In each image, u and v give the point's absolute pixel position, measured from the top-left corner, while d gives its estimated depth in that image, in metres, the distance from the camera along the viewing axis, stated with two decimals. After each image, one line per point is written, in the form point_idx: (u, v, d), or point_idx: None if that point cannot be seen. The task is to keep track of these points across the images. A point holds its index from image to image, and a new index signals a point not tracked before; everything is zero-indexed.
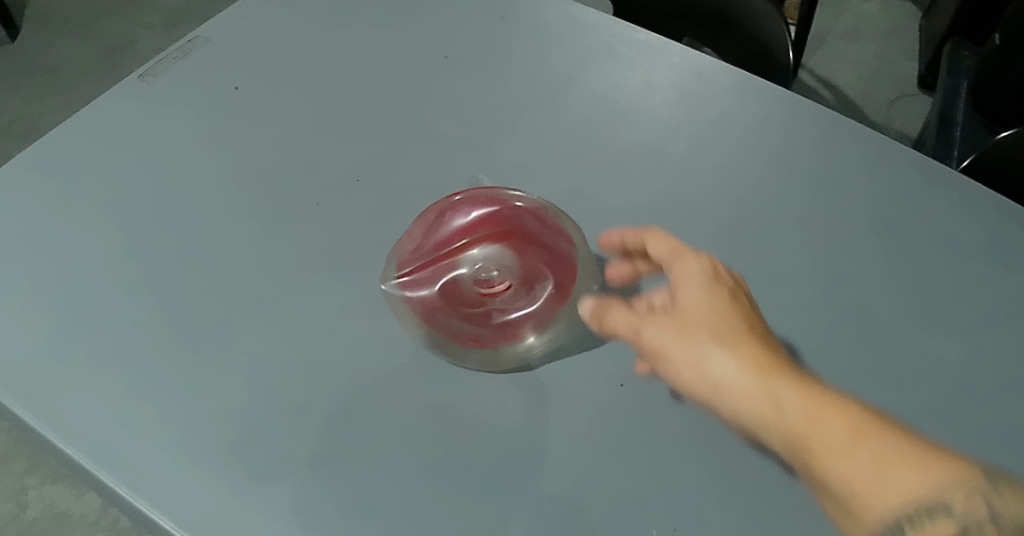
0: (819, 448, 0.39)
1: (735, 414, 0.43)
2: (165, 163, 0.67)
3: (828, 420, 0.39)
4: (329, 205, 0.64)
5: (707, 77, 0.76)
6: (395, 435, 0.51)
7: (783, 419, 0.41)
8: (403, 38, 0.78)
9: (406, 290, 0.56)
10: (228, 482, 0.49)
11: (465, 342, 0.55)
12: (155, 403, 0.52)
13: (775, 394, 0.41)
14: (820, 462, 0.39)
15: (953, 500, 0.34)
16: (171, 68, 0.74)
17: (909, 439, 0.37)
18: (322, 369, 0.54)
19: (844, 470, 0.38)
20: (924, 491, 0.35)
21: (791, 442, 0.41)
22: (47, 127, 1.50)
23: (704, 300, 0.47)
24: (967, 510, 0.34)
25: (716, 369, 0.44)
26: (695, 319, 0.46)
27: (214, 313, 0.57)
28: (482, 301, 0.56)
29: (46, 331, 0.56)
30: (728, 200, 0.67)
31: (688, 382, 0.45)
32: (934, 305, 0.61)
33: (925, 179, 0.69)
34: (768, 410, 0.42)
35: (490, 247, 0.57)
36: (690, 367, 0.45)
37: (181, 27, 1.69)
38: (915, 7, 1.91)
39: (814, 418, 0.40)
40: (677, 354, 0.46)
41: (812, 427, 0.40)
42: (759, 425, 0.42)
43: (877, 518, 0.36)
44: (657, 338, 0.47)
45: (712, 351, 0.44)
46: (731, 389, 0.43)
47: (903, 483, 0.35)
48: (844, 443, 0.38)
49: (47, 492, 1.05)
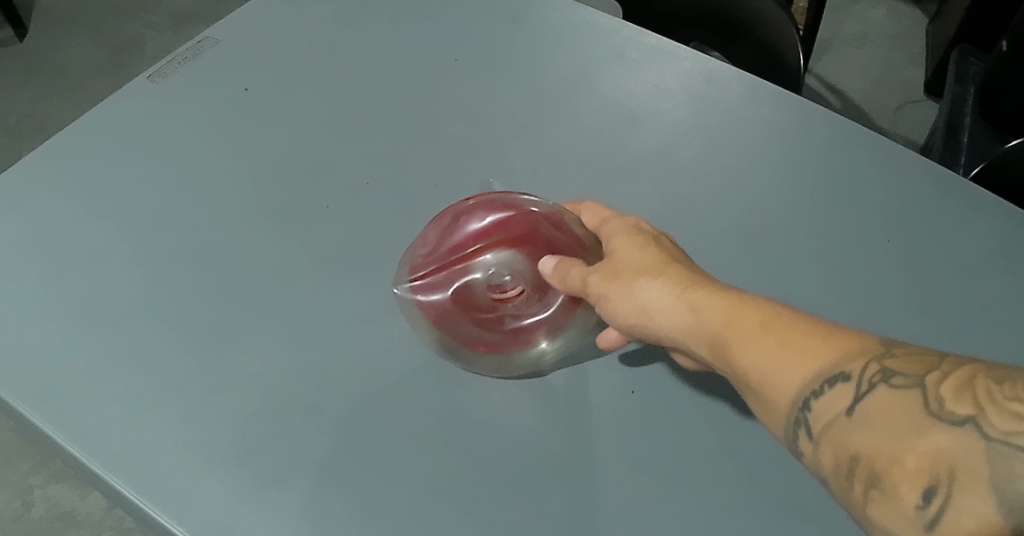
0: (730, 339, 0.39)
1: (665, 331, 0.45)
2: (175, 164, 0.67)
3: (741, 310, 0.40)
4: (338, 207, 0.64)
5: (717, 82, 0.76)
6: (405, 440, 0.51)
7: (701, 322, 0.42)
8: (413, 41, 0.78)
9: (418, 294, 0.55)
10: (238, 486, 0.49)
11: (477, 348, 0.54)
12: (164, 405, 0.52)
13: (691, 302, 0.43)
14: (728, 343, 0.39)
15: (849, 366, 0.33)
16: (181, 69, 0.74)
17: (815, 322, 0.37)
18: (331, 373, 0.54)
19: (750, 357, 0.38)
20: (818, 364, 0.34)
21: (708, 348, 0.41)
22: (55, 126, 1.50)
23: (642, 253, 0.48)
24: (864, 372, 0.32)
25: (651, 304, 0.45)
26: (629, 267, 0.48)
27: (223, 315, 0.57)
28: (495, 306, 0.55)
29: (56, 333, 0.56)
30: (739, 206, 0.67)
31: (625, 314, 0.47)
32: (945, 314, 0.61)
33: (936, 186, 0.69)
34: (687, 318, 0.43)
35: (504, 252, 0.56)
36: (619, 303, 0.47)
37: (188, 28, 1.70)
38: (923, 13, 1.91)
39: (729, 311, 0.40)
40: (613, 296, 0.48)
41: (721, 328, 0.40)
42: (685, 334, 0.43)
43: (788, 394, 0.35)
44: (600, 288, 0.49)
45: (640, 291, 0.46)
46: (666, 321, 0.44)
47: (804, 355, 0.35)
48: (753, 331, 0.38)
49: (52, 491, 1.05)
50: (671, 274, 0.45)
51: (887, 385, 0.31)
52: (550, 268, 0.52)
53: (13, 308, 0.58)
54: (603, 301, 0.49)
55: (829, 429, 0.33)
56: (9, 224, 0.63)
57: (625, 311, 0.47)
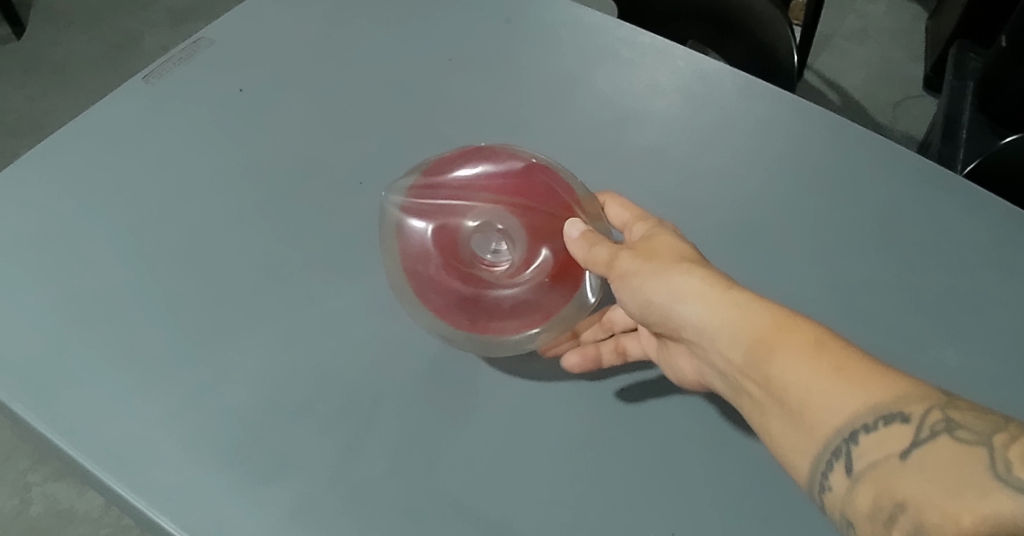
0: (778, 355, 0.41)
1: (699, 336, 0.46)
2: (170, 164, 0.67)
3: (788, 330, 0.41)
4: (332, 206, 0.64)
5: (711, 80, 0.76)
6: (399, 437, 0.52)
7: (744, 332, 0.43)
8: (407, 40, 0.78)
9: (405, 212, 0.55)
10: (234, 483, 0.49)
11: (437, 292, 0.53)
12: (158, 403, 0.53)
13: (736, 299, 0.44)
14: (775, 358, 0.41)
15: (909, 408, 0.35)
16: (175, 69, 0.74)
17: (871, 356, 0.38)
18: (326, 371, 0.54)
19: (797, 377, 0.39)
20: (877, 399, 0.37)
21: (745, 359, 0.43)
22: (53, 124, 1.51)
23: (677, 246, 0.51)
24: (924, 417, 0.35)
25: (690, 308, 0.46)
26: (667, 254, 0.50)
27: (217, 314, 0.57)
28: (472, 262, 0.54)
29: (52, 332, 0.56)
30: (733, 204, 0.67)
31: (663, 313, 0.48)
32: (935, 310, 0.61)
33: (929, 183, 0.69)
34: (730, 315, 0.44)
35: (510, 216, 0.55)
36: (650, 291, 0.48)
37: (186, 25, 1.70)
38: (922, 8, 1.90)
39: (777, 329, 0.42)
40: (650, 287, 0.48)
41: (768, 342, 0.41)
42: (722, 339, 0.44)
43: (834, 421, 0.38)
44: (634, 273, 0.49)
45: (683, 289, 0.46)
46: (704, 327, 0.45)
47: (859, 386, 0.37)
48: (806, 348, 0.40)
49: (50, 489, 1.06)
50: (712, 278, 0.46)
51: (951, 438, 0.33)
52: (578, 231, 0.52)
53: (9, 308, 0.58)
54: (633, 285, 0.49)
55: (875, 468, 0.36)
56: (4, 225, 0.63)
57: (663, 309, 0.48)
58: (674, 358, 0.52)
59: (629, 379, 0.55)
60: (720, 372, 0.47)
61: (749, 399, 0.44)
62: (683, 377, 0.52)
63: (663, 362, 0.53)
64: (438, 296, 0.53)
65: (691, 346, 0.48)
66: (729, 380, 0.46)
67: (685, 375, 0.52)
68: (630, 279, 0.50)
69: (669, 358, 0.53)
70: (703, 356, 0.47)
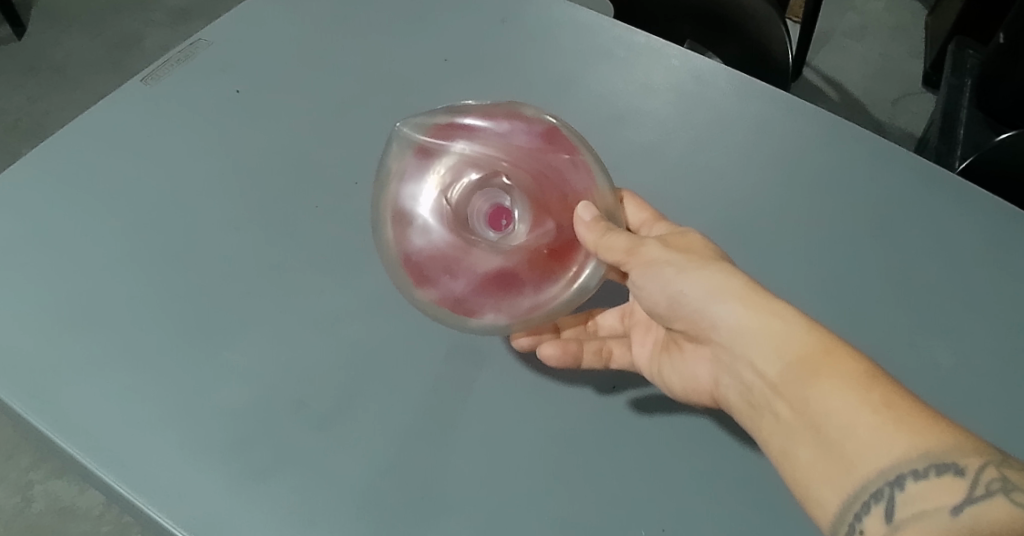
0: (824, 383, 0.41)
1: (734, 349, 0.47)
2: (168, 166, 0.67)
3: (833, 360, 0.42)
4: (328, 207, 0.64)
5: (706, 80, 0.76)
6: (392, 435, 0.52)
7: (786, 353, 0.44)
8: (404, 41, 0.78)
9: (416, 152, 0.56)
10: (229, 481, 0.50)
11: (423, 242, 0.53)
12: (156, 403, 0.53)
13: (783, 319, 0.45)
14: (820, 385, 0.41)
15: (964, 460, 0.36)
16: (173, 71, 0.75)
17: (920, 402, 0.39)
18: (321, 370, 0.55)
19: (846, 408, 0.40)
20: (928, 444, 0.37)
21: (784, 381, 0.43)
22: (54, 124, 1.51)
23: (704, 248, 0.52)
24: (980, 473, 0.36)
25: (731, 324, 0.47)
26: (702, 253, 0.51)
27: (214, 315, 0.58)
28: (468, 219, 0.54)
29: (49, 331, 0.57)
30: (726, 203, 0.68)
31: (700, 324, 0.49)
32: (927, 308, 0.62)
33: (922, 181, 0.70)
34: (778, 337, 0.44)
35: (520, 182, 0.54)
36: (678, 286, 0.49)
37: (186, 25, 1.70)
38: (922, 5, 1.90)
39: (823, 357, 0.42)
40: (682, 284, 0.49)
41: (814, 369, 0.42)
42: (763, 359, 0.45)
43: (880, 463, 0.38)
44: (663, 267, 0.50)
45: (721, 297, 0.47)
46: (743, 343, 0.46)
47: (910, 429, 0.38)
48: (856, 382, 0.40)
49: (52, 487, 1.07)
50: (756, 293, 0.46)
51: (1008, 499, 0.34)
52: (588, 215, 0.52)
53: (7, 307, 0.58)
54: (660, 277, 0.50)
55: (922, 518, 0.36)
56: (3, 225, 0.64)
57: (701, 318, 0.49)
58: (682, 363, 0.53)
59: (621, 377, 0.56)
60: (745, 390, 0.47)
61: (772, 421, 0.45)
62: (681, 386, 0.53)
63: (656, 369, 0.55)
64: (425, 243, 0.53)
65: (715, 350, 0.50)
66: (755, 399, 0.46)
67: (689, 384, 0.53)
68: (658, 271, 0.50)
69: (665, 362, 0.55)
70: (730, 370, 0.48)
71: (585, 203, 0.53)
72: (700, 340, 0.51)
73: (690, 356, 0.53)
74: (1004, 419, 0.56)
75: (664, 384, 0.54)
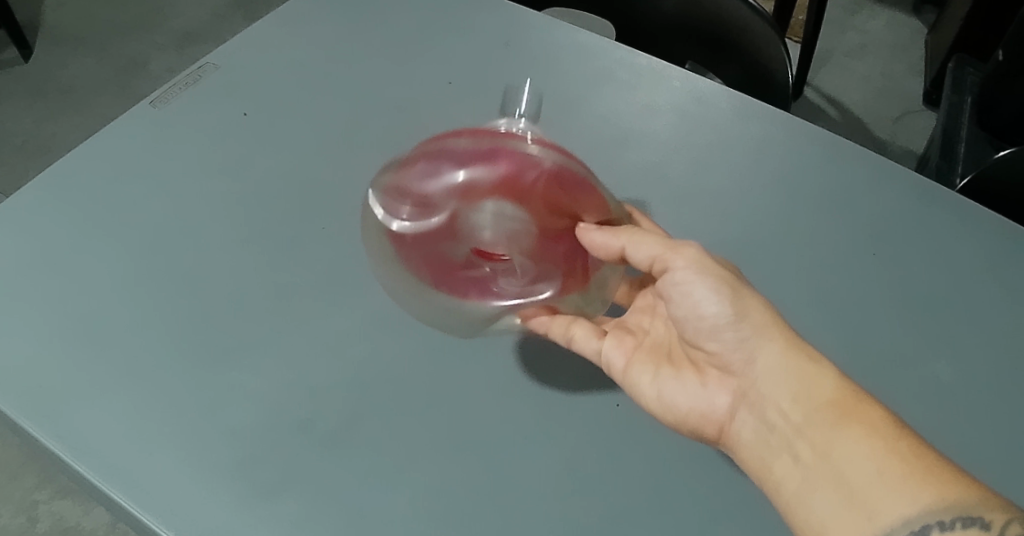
0: (853, 427, 0.44)
1: (762, 387, 0.49)
2: (176, 187, 0.68)
3: (861, 409, 0.44)
4: (334, 227, 0.65)
5: (706, 101, 0.78)
6: (397, 453, 0.53)
7: (814, 398, 0.46)
8: (410, 64, 0.80)
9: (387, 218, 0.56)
10: (236, 500, 0.50)
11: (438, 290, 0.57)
12: (164, 421, 0.54)
13: (819, 363, 0.47)
14: (847, 430, 0.44)
15: (989, 516, 0.37)
16: (180, 95, 0.76)
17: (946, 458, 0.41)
18: (327, 388, 0.56)
19: (873, 454, 0.42)
20: (952, 494, 0.38)
21: (812, 423, 0.46)
22: (61, 145, 1.53)
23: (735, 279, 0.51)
24: (1006, 528, 0.36)
25: (763, 364, 0.49)
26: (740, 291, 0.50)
27: (221, 334, 0.58)
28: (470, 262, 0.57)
29: (57, 350, 0.58)
30: (727, 221, 0.68)
31: (730, 359, 0.50)
32: (928, 324, 0.62)
33: (922, 199, 0.70)
34: (812, 380, 0.47)
35: (512, 227, 0.52)
36: (714, 305, 0.50)
37: (193, 48, 1.73)
38: (920, 25, 1.93)
39: (852, 404, 0.45)
40: (715, 307, 0.50)
41: (845, 414, 0.44)
42: (791, 401, 0.47)
43: (903, 510, 0.39)
44: (696, 284, 0.50)
45: (760, 335, 0.49)
46: (772, 383, 0.48)
47: (934, 479, 0.39)
48: (885, 431, 0.42)
49: (57, 507, 1.07)
50: (794, 339, 0.49)
51: None
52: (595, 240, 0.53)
53: (15, 326, 0.59)
54: (689, 294, 0.51)
55: None
56: (12, 246, 0.64)
57: (734, 353, 0.50)
58: (696, 386, 0.53)
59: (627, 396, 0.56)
60: (764, 428, 0.48)
61: (790, 462, 0.46)
62: (687, 406, 0.52)
63: (655, 383, 0.55)
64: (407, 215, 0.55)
65: (740, 383, 0.51)
66: (773, 439, 0.47)
67: (699, 407, 0.52)
68: (689, 286, 0.51)
69: (668, 378, 0.54)
70: (752, 408, 0.49)
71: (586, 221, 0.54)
72: (725, 371, 0.51)
73: (709, 383, 0.53)
74: (1006, 434, 0.57)
75: (666, 404, 0.53)
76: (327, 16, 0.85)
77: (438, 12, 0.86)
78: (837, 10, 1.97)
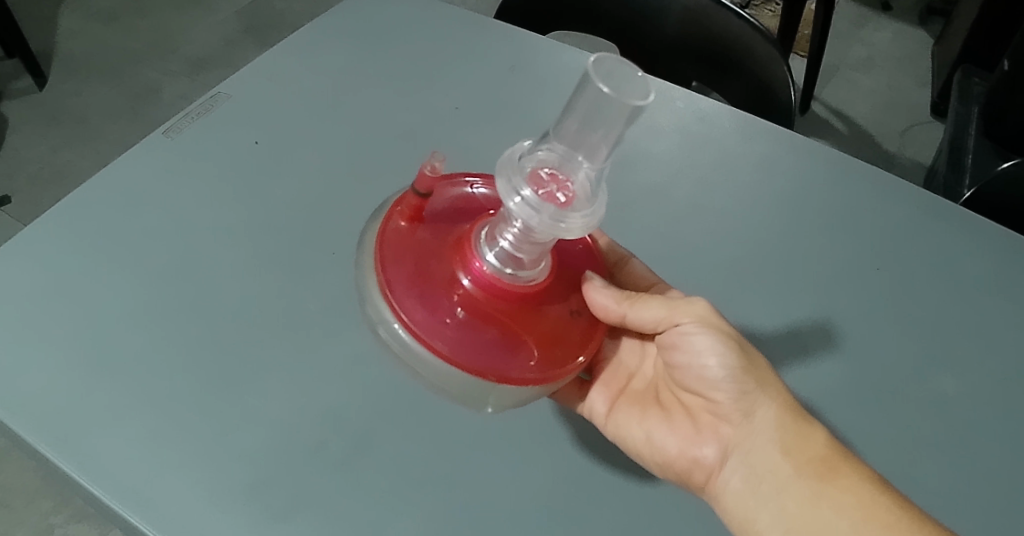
0: (840, 482, 0.48)
1: (754, 439, 0.51)
2: (187, 214, 0.69)
3: (845, 463, 0.49)
4: (347, 252, 0.67)
5: (709, 120, 0.79)
6: (410, 475, 0.54)
7: (804, 452, 0.50)
8: (420, 91, 0.82)
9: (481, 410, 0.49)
10: (251, 522, 0.51)
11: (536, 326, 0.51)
12: (178, 444, 0.54)
13: (807, 423, 0.51)
14: (834, 484, 0.48)
15: None
16: (193, 124, 0.77)
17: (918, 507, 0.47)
18: (340, 411, 0.57)
19: (857, 505, 0.47)
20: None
21: (799, 473, 0.49)
22: (75, 173, 1.57)
23: (768, 376, 0.52)
24: None
25: (759, 418, 0.51)
26: (761, 375, 0.51)
27: (234, 359, 0.59)
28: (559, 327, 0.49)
29: (68, 373, 0.57)
30: (735, 239, 0.69)
31: (728, 409, 0.53)
32: (930, 336, 0.63)
33: (924, 216, 0.72)
34: (799, 433, 0.50)
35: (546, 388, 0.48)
36: (714, 362, 0.52)
37: (205, 76, 1.78)
38: (925, 39, 1.95)
39: (838, 459, 0.49)
40: (715, 362, 0.52)
41: (832, 470, 0.48)
42: (781, 453, 0.50)
43: None
44: (699, 336, 0.52)
45: (762, 390, 0.51)
46: (763, 437, 0.51)
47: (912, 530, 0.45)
48: (867, 486, 0.48)
49: (73, 530, 1.08)
50: (790, 400, 0.51)
51: None
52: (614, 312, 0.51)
53: (23, 347, 0.59)
54: (688, 345, 0.53)
55: None
56: (17, 270, 0.64)
57: (732, 403, 0.52)
58: (684, 433, 0.56)
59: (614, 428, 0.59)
60: (753, 477, 0.51)
61: (776, 511, 0.49)
62: (676, 450, 0.55)
63: (643, 428, 0.58)
64: (611, 146, 0.45)
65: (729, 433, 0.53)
66: (762, 488, 0.50)
67: (688, 454, 0.55)
68: (692, 338, 0.52)
69: (657, 425, 0.58)
70: (739, 456, 0.52)
71: (616, 309, 0.51)
72: (720, 418, 0.54)
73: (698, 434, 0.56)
74: (1008, 445, 0.58)
75: (655, 448, 0.56)
76: (338, 43, 0.87)
77: (446, 40, 0.88)
78: (842, 23, 1.98)
